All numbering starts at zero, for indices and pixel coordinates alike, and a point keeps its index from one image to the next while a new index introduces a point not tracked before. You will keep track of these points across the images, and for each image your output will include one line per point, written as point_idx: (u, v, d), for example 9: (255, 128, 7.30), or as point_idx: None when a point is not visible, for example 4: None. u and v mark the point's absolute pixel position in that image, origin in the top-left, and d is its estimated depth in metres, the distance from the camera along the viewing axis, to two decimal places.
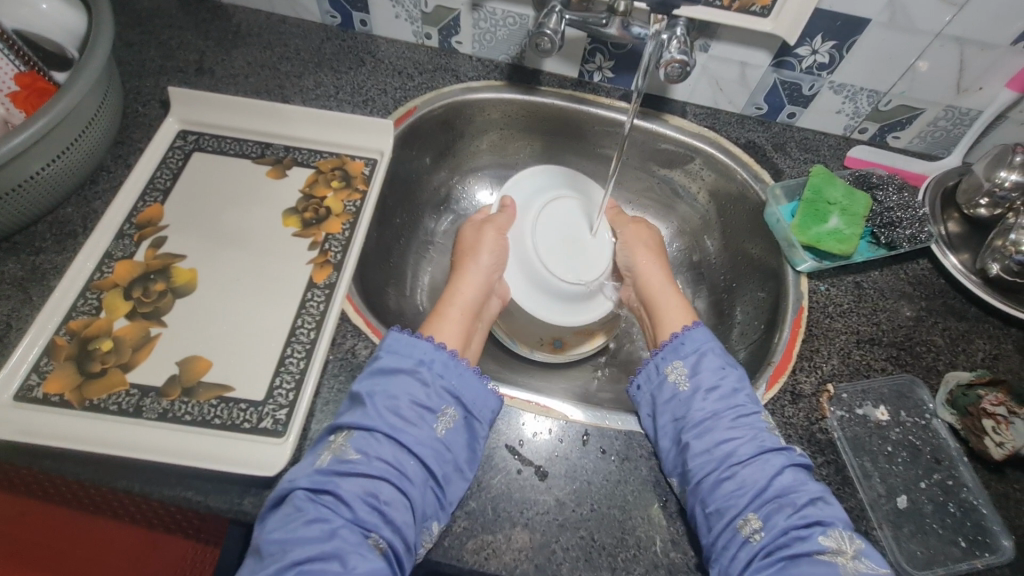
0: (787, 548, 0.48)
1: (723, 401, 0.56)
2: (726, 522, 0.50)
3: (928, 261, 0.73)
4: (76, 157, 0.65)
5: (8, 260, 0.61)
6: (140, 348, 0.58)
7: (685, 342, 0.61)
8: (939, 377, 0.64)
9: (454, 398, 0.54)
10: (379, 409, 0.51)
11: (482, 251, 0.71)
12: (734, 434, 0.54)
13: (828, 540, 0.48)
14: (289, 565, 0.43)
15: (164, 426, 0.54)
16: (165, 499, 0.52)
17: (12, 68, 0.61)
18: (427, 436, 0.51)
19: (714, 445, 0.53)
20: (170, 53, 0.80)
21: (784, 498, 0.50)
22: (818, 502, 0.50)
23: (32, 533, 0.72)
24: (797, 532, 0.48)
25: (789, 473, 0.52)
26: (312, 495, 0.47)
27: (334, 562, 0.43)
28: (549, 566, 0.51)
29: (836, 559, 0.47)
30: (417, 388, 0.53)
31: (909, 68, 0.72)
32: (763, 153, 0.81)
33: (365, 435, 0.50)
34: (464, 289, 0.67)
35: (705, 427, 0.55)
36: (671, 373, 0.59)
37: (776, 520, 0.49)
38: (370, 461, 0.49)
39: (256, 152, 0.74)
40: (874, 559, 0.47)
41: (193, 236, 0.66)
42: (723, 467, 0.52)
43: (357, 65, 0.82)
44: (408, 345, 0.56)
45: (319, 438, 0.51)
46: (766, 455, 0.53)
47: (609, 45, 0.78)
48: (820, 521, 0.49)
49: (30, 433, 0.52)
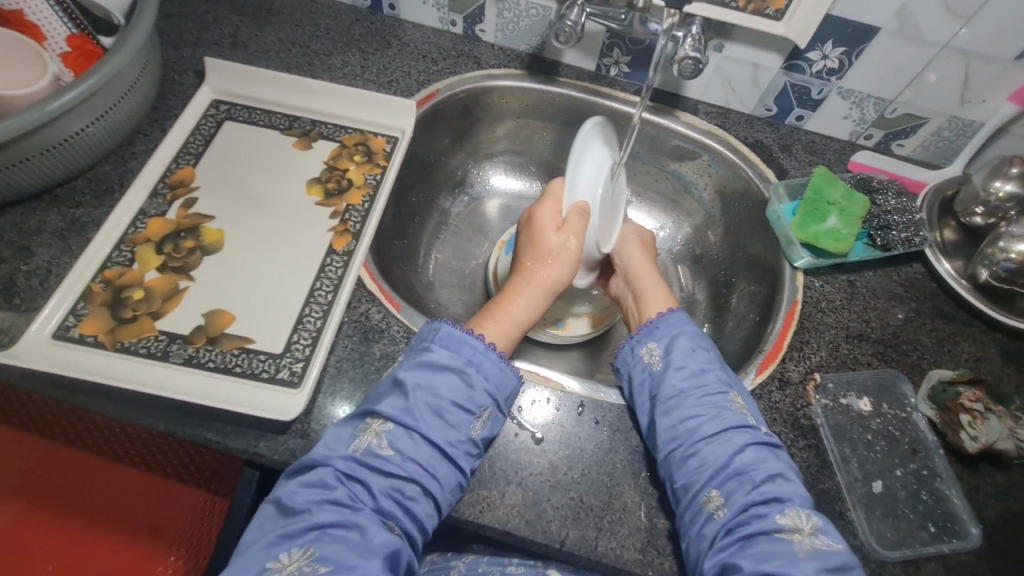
0: (745, 526, 0.51)
1: (692, 379, 0.59)
2: (691, 497, 0.53)
3: (921, 265, 0.75)
4: (117, 118, 0.68)
5: (49, 211, 0.65)
6: (170, 298, 0.62)
7: (659, 326, 0.64)
8: (922, 374, 0.67)
9: (493, 400, 0.56)
10: (423, 408, 0.53)
11: (563, 273, 0.65)
12: (698, 411, 0.56)
13: (785, 518, 0.50)
14: (313, 527, 0.47)
15: (189, 370, 0.58)
16: (187, 437, 0.56)
17: (63, 29, 0.65)
18: (462, 437, 0.53)
19: (680, 422, 0.56)
20: (206, 26, 0.83)
21: (745, 476, 0.53)
22: (778, 479, 0.53)
23: (57, 471, 0.77)
24: (756, 511, 0.51)
25: (751, 451, 0.54)
26: (343, 478, 0.50)
27: (354, 532, 0.47)
28: (538, 522, 0.54)
29: (791, 537, 0.50)
30: (461, 389, 0.55)
31: (916, 78, 0.75)
32: (769, 153, 0.83)
33: (401, 431, 0.52)
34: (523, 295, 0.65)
35: (673, 404, 0.57)
36: (645, 355, 0.62)
37: (736, 497, 0.52)
38: (404, 460, 0.51)
39: (284, 124, 0.77)
40: (831, 536, 0.50)
41: (222, 199, 0.70)
42: (688, 444, 0.55)
43: (384, 47, 0.85)
44: (458, 342, 0.57)
45: (354, 417, 0.53)
46: (731, 432, 0.55)
47: (627, 41, 0.81)
48: (779, 498, 0.52)
49: (66, 368, 0.56)
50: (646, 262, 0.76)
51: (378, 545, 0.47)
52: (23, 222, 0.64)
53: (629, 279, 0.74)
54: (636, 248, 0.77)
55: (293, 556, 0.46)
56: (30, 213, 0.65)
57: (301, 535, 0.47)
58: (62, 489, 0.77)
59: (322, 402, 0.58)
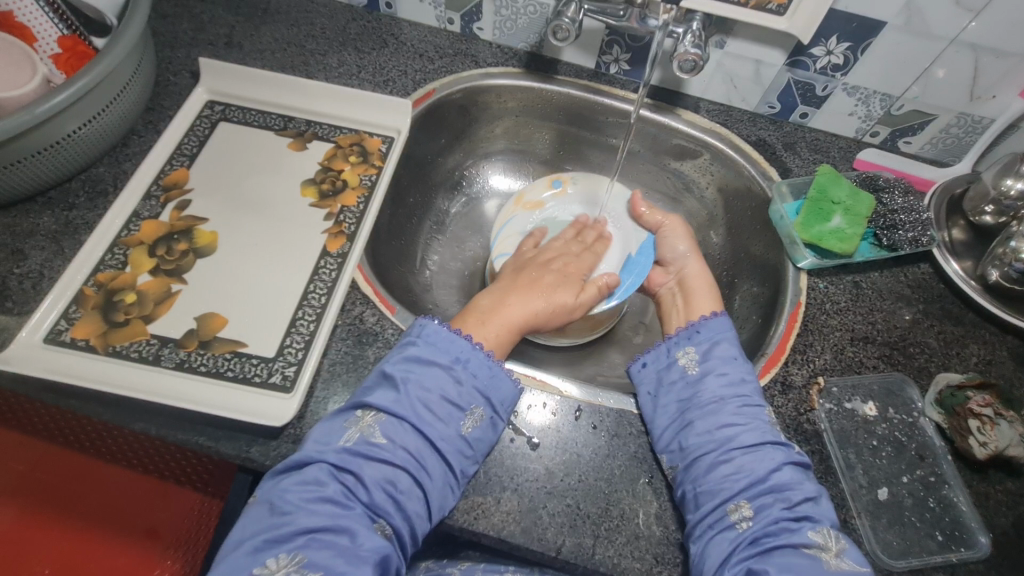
0: (773, 539, 0.50)
1: (732, 387, 0.58)
2: (717, 503, 0.52)
3: (929, 266, 0.73)
4: (111, 119, 0.68)
5: (43, 213, 0.65)
6: (163, 301, 0.61)
7: (701, 330, 0.63)
8: (930, 378, 0.65)
9: (483, 398, 0.55)
10: (412, 398, 0.53)
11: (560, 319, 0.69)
12: (736, 420, 0.55)
13: (816, 535, 0.50)
14: (302, 531, 0.46)
15: (180, 374, 0.57)
16: (179, 443, 0.55)
17: (55, 31, 0.64)
18: (451, 432, 0.52)
19: (716, 428, 0.55)
20: (201, 26, 0.83)
21: (779, 493, 0.52)
22: (812, 500, 0.52)
23: (52, 472, 0.77)
24: (787, 525, 0.50)
25: (787, 469, 0.53)
26: (335, 472, 0.49)
27: (343, 537, 0.47)
28: (534, 530, 0.53)
29: (820, 555, 0.49)
30: (449, 383, 0.54)
31: (923, 73, 0.73)
32: (772, 151, 0.82)
33: (394, 421, 0.52)
34: (514, 308, 0.65)
35: (710, 409, 0.57)
36: (682, 357, 0.61)
37: (769, 510, 0.51)
38: (395, 448, 0.51)
39: (279, 125, 0.77)
40: (856, 558, 0.50)
41: (216, 201, 0.69)
42: (720, 450, 0.54)
43: (380, 46, 0.84)
44: (447, 340, 0.56)
45: (346, 410, 0.53)
46: (769, 448, 0.54)
47: (627, 37, 0.79)
48: (811, 517, 0.51)
49: (58, 372, 0.56)
50: (697, 261, 0.75)
51: (367, 552, 0.46)
52: (16, 224, 0.63)
53: (682, 281, 0.74)
54: (687, 244, 0.77)
55: (281, 561, 0.45)
56: (24, 215, 0.64)
57: (291, 539, 0.46)
58: (57, 491, 0.77)
59: (315, 407, 0.57)
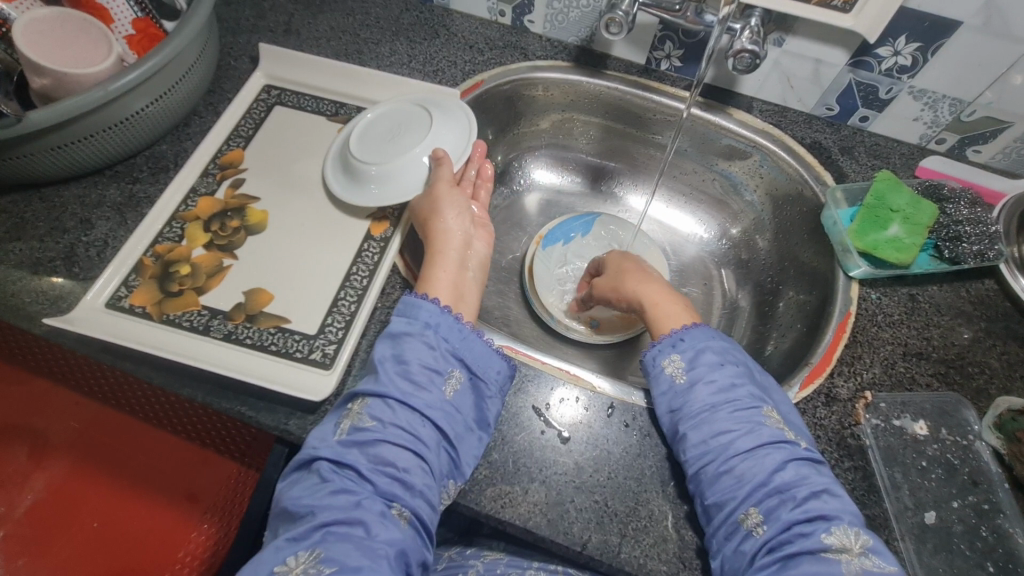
0: (788, 545, 0.48)
1: (722, 394, 0.55)
2: (726, 515, 0.50)
3: (994, 282, 0.69)
4: (176, 100, 0.71)
5: (110, 186, 0.69)
6: (214, 275, 0.64)
7: (683, 339, 0.59)
8: (988, 401, 0.61)
9: (459, 361, 0.55)
10: (391, 375, 0.53)
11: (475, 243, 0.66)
12: (730, 426, 0.53)
13: (833, 538, 0.48)
14: (318, 527, 0.46)
15: (226, 345, 0.59)
16: (222, 411, 0.57)
17: (130, 13, 0.69)
18: (436, 399, 0.53)
19: (712, 437, 0.53)
20: (263, 13, 0.85)
21: (785, 493, 0.50)
22: (823, 495, 0.50)
23: (105, 433, 0.81)
24: (799, 529, 0.48)
25: (790, 468, 0.51)
26: (335, 467, 0.49)
27: (358, 528, 0.46)
28: (560, 523, 0.53)
29: (840, 557, 0.47)
30: (426, 351, 0.54)
31: (1000, 78, 0.69)
32: (828, 155, 0.79)
33: (381, 402, 0.52)
34: (449, 230, 0.64)
35: (703, 419, 0.54)
36: (668, 366, 0.58)
37: (778, 514, 0.49)
38: (385, 427, 0.51)
39: (331, 111, 0.79)
40: (883, 557, 0.48)
41: (268, 182, 0.72)
42: (720, 460, 0.52)
43: (431, 36, 0.85)
44: (415, 308, 0.57)
45: (341, 404, 0.54)
46: (767, 449, 0.52)
47: (680, 33, 0.77)
48: (824, 516, 0.49)
49: (116, 335, 0.59)
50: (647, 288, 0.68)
51: (384, 546, 0.46)
52: (85, 195, 0.68)
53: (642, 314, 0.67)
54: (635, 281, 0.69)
55: (300, 558, 0.45)
56: (92, 187, 0.68)
57: (309, 536, 0.46)
58: (113, 449, 0.81)
59: (353, 384, 0.58)
